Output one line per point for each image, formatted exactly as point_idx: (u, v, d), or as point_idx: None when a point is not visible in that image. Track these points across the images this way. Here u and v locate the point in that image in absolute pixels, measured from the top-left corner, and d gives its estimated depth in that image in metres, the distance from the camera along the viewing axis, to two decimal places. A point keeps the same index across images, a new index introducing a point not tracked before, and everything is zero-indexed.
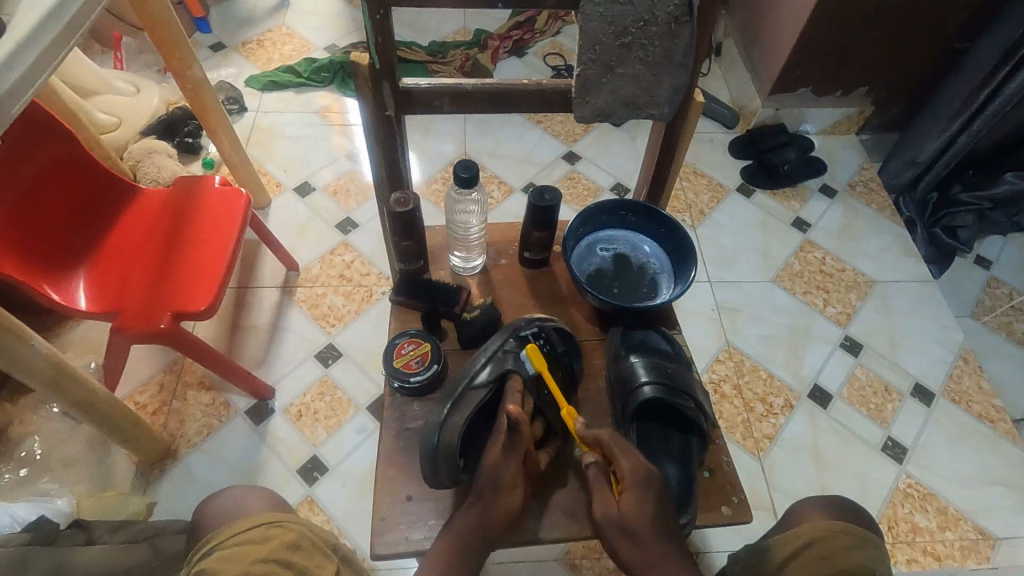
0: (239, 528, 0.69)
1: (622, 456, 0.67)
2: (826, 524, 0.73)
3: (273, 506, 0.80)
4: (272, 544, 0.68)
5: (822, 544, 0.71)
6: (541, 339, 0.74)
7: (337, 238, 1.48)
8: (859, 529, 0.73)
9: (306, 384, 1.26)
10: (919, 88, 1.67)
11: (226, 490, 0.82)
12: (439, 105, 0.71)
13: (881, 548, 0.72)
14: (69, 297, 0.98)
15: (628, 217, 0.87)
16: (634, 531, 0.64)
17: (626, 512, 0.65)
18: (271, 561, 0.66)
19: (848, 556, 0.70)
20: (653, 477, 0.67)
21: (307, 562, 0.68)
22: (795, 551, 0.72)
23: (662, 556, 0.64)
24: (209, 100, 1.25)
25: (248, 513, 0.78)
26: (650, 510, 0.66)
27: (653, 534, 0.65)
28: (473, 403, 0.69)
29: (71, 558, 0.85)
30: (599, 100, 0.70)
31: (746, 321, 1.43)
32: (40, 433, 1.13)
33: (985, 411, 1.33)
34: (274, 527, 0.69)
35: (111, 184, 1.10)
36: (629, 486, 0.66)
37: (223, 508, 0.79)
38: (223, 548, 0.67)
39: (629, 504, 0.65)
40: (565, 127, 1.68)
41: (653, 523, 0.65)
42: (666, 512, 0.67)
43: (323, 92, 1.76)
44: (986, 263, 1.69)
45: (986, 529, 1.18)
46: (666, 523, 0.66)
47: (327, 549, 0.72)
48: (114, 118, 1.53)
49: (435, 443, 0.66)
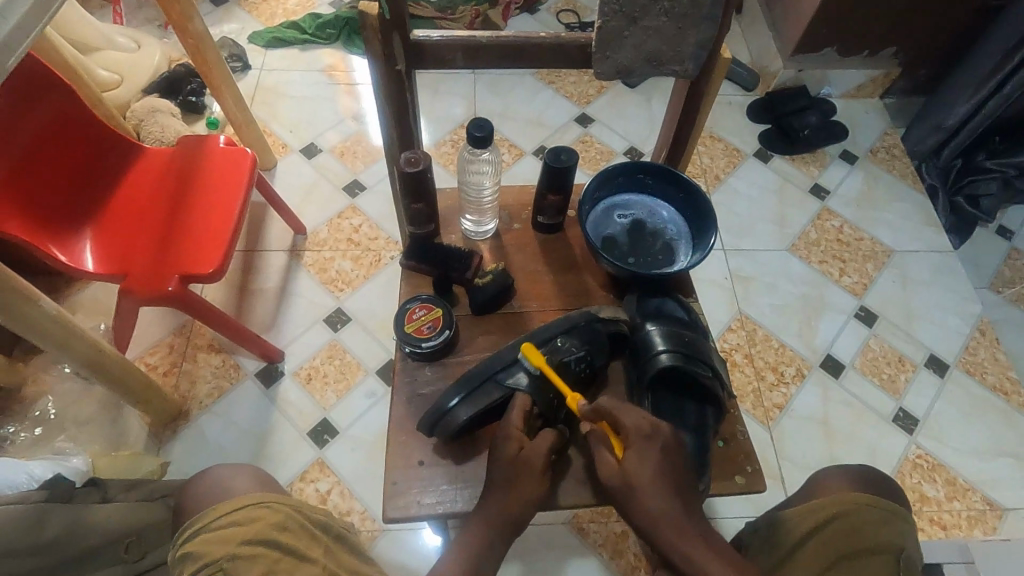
0: (223, 511, 0.69)
1: (622, 416, 0.66)
2: (851, 498, 0.72)
3: (262, 484, 0.78)
4: (260, 525, 0.68)
5: (847, 518, 0.71)
6: (582, 365, 0.70)
7: (344, 202, 1.45)
8: (883, 500, 0.73)
9: (315, 348, 1.26)
10: (951, 49, 1.59)
11: (212, 470, 0.79)
12: (451, 59, 0.68)
13: (908, 520, 0.72)
14: (76, 257, 0.97)
15: (646, 181, 0.84)
16: (637, 488, 0.64)
17: (629, 468, 0.64)
18: (260, 542, 0.67)
19: (874, 530, 0.70)
20: (659, 430, 0.66)
21: (296, 540, 0.69)
22: (819, 523, 0.72)
23: (676, 508, 0.63)
24: (212, 56, 1.21)
25: (234, 493, 0.75)
26: (654, 464, 0.64)
27: (663, 487, 0.64)
28: (489, 399, 0.67)
29: (86, 516, 0.85)
30: (620, 55, 0.66)
31: (760, 290, 1.40)
32: (54, 393, 1.14)
33: (1000, 382, 1.31)
34: (260, 508, 0.70)
35: (115, 144, 1.07)
36: (631, 443, 0.65)
37: (210, 486, 0.77)
38: (209, 531, 0.68)
39: (632, 463, 0.65)
40: (577, 89, 1.63)
41: (658, 477, 0.64)
42: (673, 464, 0.65)
43: (328, 50, 1.71)
44: (1008, 233, 1.64)
45: (994, 499, 1.18)
46: (673, 474, 0.65)
47: (317, 525, 0.73)
48: (115, 75, 1.49)
49: (443, 411, 0.68)
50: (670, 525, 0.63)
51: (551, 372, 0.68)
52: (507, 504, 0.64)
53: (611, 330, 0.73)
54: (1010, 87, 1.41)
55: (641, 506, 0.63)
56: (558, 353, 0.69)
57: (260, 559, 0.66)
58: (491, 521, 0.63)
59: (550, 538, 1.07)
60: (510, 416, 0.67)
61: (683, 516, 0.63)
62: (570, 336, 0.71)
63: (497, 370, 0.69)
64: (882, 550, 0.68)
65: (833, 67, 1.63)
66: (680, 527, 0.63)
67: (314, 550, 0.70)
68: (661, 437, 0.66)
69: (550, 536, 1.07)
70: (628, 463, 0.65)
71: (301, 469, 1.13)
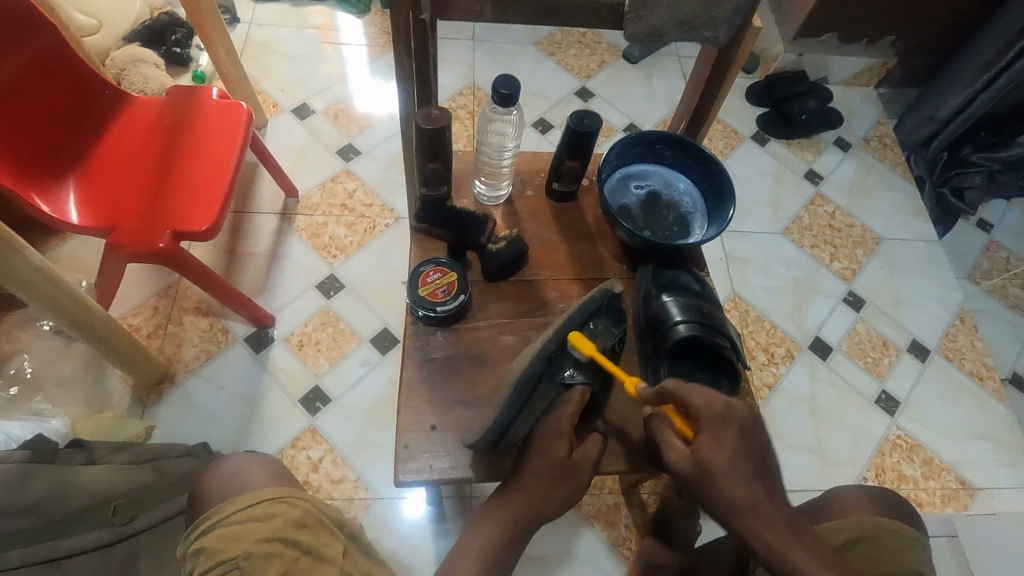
0: (241, 506, 0.68)
1: (692, 398, 0.63)
2: (874, 521, 0.73)
3: (276, 477, 0.79)
4: (277, 523, 0.67)
5: (871, 540, 0.71)
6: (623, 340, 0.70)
7: (338, 165, 1.41)
8: (907, 528, 0.73)
9: (308, 314, 1.23)
10: (949, 42, 1.61)
11: (227, 459, 0.81)
12: (478, 11, 0.65)
13: (931, 550, 0.72)
14: (60, 210, 0.92)
15: (663, 151, 0.83)
16: (714, 477, 0.61)
17: (703, 456, 0.61)
18: (277, 540, 0.65)
19: (900, 557, 0.69)
20: (733, 409, 0.63)
21: (314, 539, 0.67)
22: (842, 543, 0.72)
23: (759, 496, 0.61)
24: (204, 3, 1.14)
25: (250, 484, 0.76)
26: (731, 448, 0.61)
27: (744, 472, 0.61)
28: (540, 407, 0.65)
29: (72, 478, 0.83)
30: (653, 16, 0.64)
31: (753, 272, 1.42)
32: (30, 352, 1.09)
33: (976, 368, 1.36)
34: (279, 504, 0.69)
35: (99, 91, 1.01)
36: (704, 427, 0.62)
37: (226, 476, 0.77)
38: (225, 527, 0.67)
39: (707, 448, 0.61)
40: (579, 62, 1.60)
41: (737, 461, 0.61)
42: (750, 445, 0.62)
43: (321, 7, 1.64)
44: (988, 227, 1.69)
45: (967, 479, 1.23)
46: (751, 457, 0.62)
47: (334, 528, 0.71)
48: (94, 20, 1.40)
49: (499, 432, 0.64)
50: (753, 513, 0.61)
51: (603, 358, 0.65)
52: (538, 476, 0.65)
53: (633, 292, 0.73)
54: (1000, 82, 1.43)
55: (724, 495, 0.61)
56: (600, 338, 0.66)
57: (276, 558, 0.63)
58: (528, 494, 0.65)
59: None
60: (558, 415, 0.65)
61: (765, 503, 0.61)
62: (604, 317, 0.67)
63: (546, 373, 0.64)
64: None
65: (833, 53, 1.64)
66: (763, 516, 0.61)
67: (332, 549, 0.68)
68: (735, 418, 0.62)
69: None
70: (702, 450, 0.62)
71: (292, 436, 1.11)
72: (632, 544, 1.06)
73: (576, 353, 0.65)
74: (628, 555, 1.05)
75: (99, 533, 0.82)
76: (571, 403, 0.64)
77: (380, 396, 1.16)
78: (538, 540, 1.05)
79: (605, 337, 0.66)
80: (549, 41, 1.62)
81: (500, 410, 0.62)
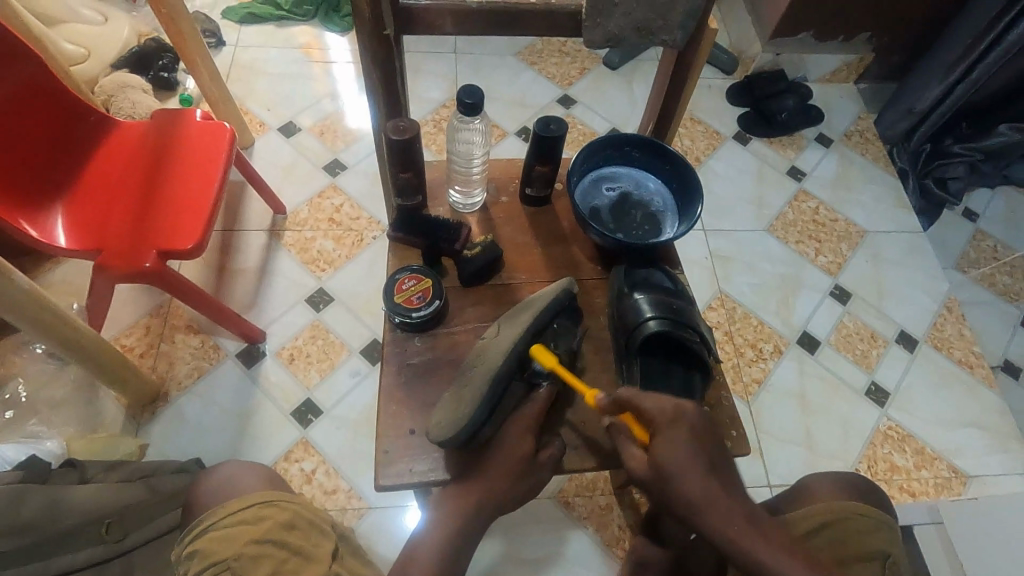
0: (231, 510, 0.69)
1: (641, 404, 0.66)
2: (841, 506, 0.75)
3: (268, 483, 0.80)
4: (267, 524, 0.68)
5: (838, 525, 0.74)
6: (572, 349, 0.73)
7: (325, 181, 1.43)
8: (873, 509, 0.76)
9: (297, 328, 1.24)
10: (923, 36, 1.63)
11: (223, 465, 0.82)
12: (442, 25, 0.69)
13: (894, 530, 0.76)
14: (48, 233, 0.94)
15: (633, 153, 0.87)
16: (670, 479, 0.62)
17: (659, 460, 0.63)
18: (266, 542, 0.67)
19: (864, 540, 0.73)
20: (683, 410, 0.65)
21: (303, 540, 0.69)
22: (812, 529, 0.75)
23: (716, 493, 0.62)
24: (187, 27, 1.17)
25: (242, 490, 0.78)
26: (684, 448, 0.63)
27: (700, 471, 0.63)
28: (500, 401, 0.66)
29: (65, 496, 0.84)
30: (610, 23, 0.68)
31: (739, 269, 1.43)
32: (25, 375, 1.10)
33: (965, 356, 1.37)
34: (268, 507, 0.70)
35: (84, 115, 1.04)
36: (659, 429, 0.64)
37: (220, 483, 0.79)
38: (216, 529, 0.68)
39: (661, 451, 0.63)
40: (560, 70, 1.62)
41: (693, 459, 0.63)
42: (704, 442, 0.64)
43: (305, 27, 1.67)
44: (974, 216, 1.70)
45: (960, 467, 1.24)
46: (705, 454, 0.64)
47: (325, 527, 0.73)
48: (82, 49, 1.43)
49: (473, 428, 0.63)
50: (712, 509, 0.62)
51: (563, 369, 0.70)
52: (501, 468, 0.66)
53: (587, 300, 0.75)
54: (977, 73, 1.45)
55: (682, 491, 0.62)
56: (563, 339, 0.72)
57: (265, 559, 0.65)
58: (488, 486, 0.66)
59: (536, 513, 1.08)
60: (523, 414, 0.69)
61: (722, 498, 0.62)
62: (563, 319, 0.73)
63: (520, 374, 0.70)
64: (870, 556, 0.72)
65: (809, 52, 1.66)
66: (721, 511, 0.62)
67: (321, 549, 0.69)
68: (687, 418, 0.65)
69: (535, 511, 1.08)
70: (656, 452, 0.63)
71: (285, 449, 1.12)
72: (625, 544, 1.07)
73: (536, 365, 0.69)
74: (621, 554, 1.06)
75: (93, 549, 0.82)
76: (538, 401, 0.69)
77: (371, 406, 1.17)
78: (530, 543, 1.06)
79: (567, 338, 0.72)
80: (530, 50, 1.65)
81: (480, 404, 0.62)
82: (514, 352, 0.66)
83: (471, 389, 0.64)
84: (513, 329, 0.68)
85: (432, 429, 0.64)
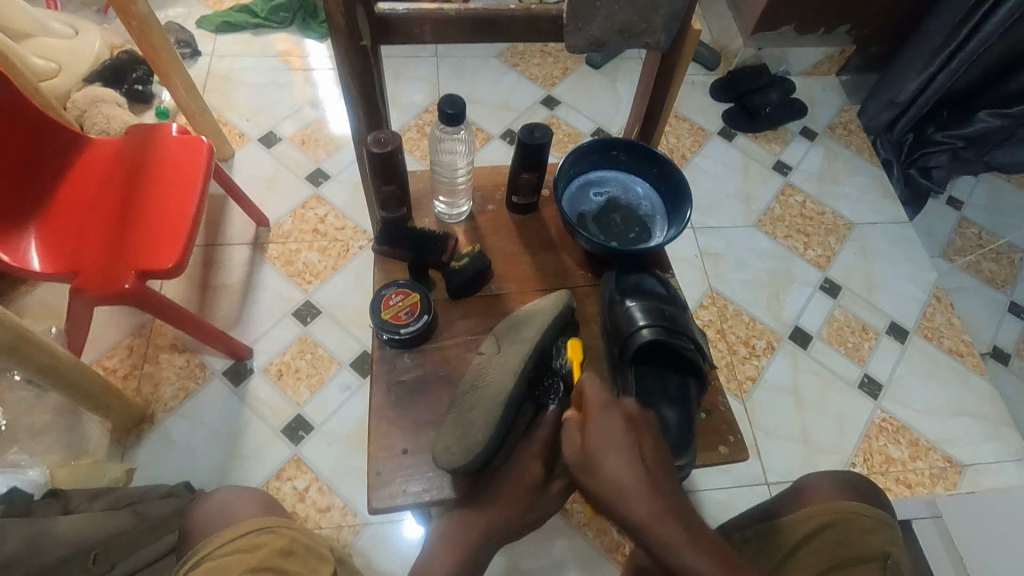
0: (225, 539, 0.67)
1: (588, 389, 0.65)
2: (840, 506, 0.75)
3: (261, 509, 0.78)
4: (262, 552, 0.66)
5: (836, 527, 0.74)
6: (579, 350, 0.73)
7: (307, 191, 1.40)
8: (870, 507, 0.75)
9: (285, 343, 1.22)
10: (901, 26, 1.63)
11: (215, 493, 0.80)
12: (419, 34, 0.67)
13: (894, 526, 0.76)
14: (21, 257, 0.91)
15: (620, 157, 0.86)
16: (601, 458, 0.62)
17: (592, 439, 0.62)
18: (261, 570, 0.65)
19: (865, 540, 0.73)
20: (621, 405, 0.65)
21: (300, 566, 0.67)
22: (810, 533, 0.75)
23: (651, 494, 0.61)
24: (159, 40, 1.14)
25: (234, 518, 0.76)
26: (620, 439, 0.62)
27: (629, 457, 0.62)
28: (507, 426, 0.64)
29: (50, 526, 0.81)
30: (592, 27, 0.67)
31: (729, 266, 1.43)
32: (4, 404, 1.07)
33: (956, 346, 1.37)
34: (264, 533, 0.68)
35: (56, 134, 1.01)
36: (595, 416, 0.63)
37: (215, 511, 0.77)
38: (212, 560, 0.66)
39: (594, 431, 0.63)
40: (543, 71, 1.61)
41: (619, 447, 0.62)
42: (639, 438, 0.64)
43: (283, 34, 1.64)
44: (958, 204, 1.71)
45: (955, 457, 1.24)
46: (641, 458, 0.63)
47: (322, 551, 0.71)
48: (52, 63, 1.40)
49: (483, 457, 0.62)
50: (633, 496, 0.60)
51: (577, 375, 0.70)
52: (509, 495, 0.66)
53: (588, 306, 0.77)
54: (957, 62, 1.45)
55: (613, 471, 0.61)
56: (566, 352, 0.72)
57: None
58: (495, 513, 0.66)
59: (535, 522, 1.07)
60: (535, 439, 0.68)
61: (645, 490, 0.61)
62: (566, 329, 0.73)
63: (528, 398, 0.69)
64: (871, 558, 0.72)
65: (791, 45, 1.66)
66: (646, 499, 0.60)
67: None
68: (622, 408, 0.65)
69: None
70: (591, 434, 0.63)
71: (276, 467, 1.10)
72: (625, 549, 1.06)
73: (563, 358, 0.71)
74: (622, 560, 1.05)
75: None
76: (547, 426, 0.68)
77: (362, 419, 1.15)
78: (529, 553, 1.04)
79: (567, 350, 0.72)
80: (512, 52, 1.63)
81: (490, 435, 0.61)
82: (522, 374, 0.63)
83: (480, 414, 0.62)
84: (518, 347, 0.65)
85: (439, 456, 0.63)
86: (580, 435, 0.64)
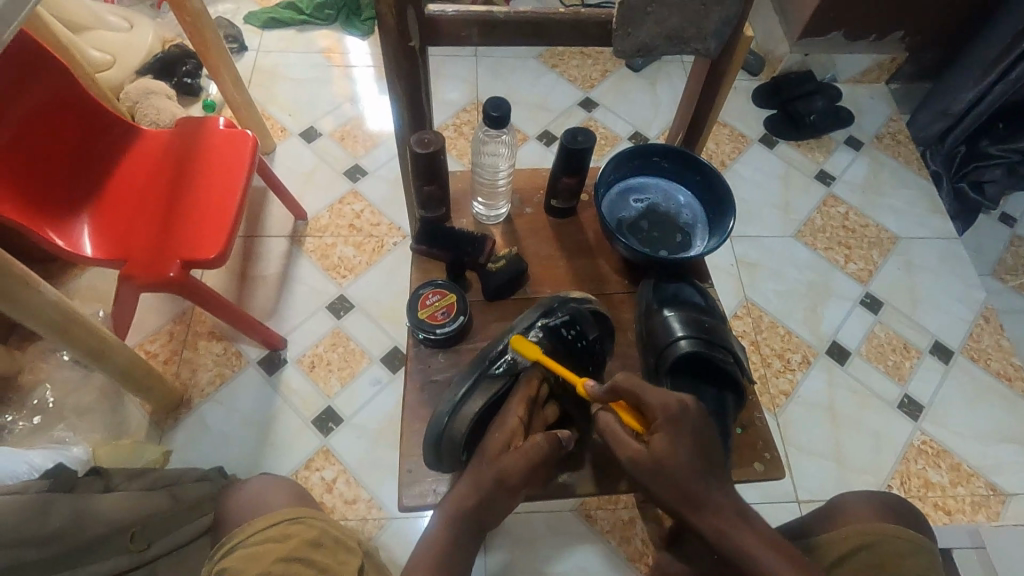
0: (259, 526, 0.69)
1: (646, 395, 0.65)
2: (876, 528, 0.73)
3: (294, 500, 0.80)
4: (294, 542, 0.68)
5: (872, 549, 0.72)
6: (572, 331, 0.72)
7: (345, 186, 1.42)
8: (908, 531, 0.73)
9: (318, 336, 1.24)
10: (958, 33, 1.57)
11: (250, 481, 0.82)
12: (467, 36, 0.68)
13: (934, 554, 0.73)
14: (74, 242, 0.95)
15: (661, 164, 0.85)
16: (667, 466, 0.62)
17: (657, 447, 0.63)
18: (293, 559, 0.66)
19: (903, 565, 0.70)
20: (684, 411, 0.64)
21: (330, 557, 0.68)
22: (845, 553, 0.73)
23: (718, 495, 0.63)
24: (209, 35, 1.17)
25: (268, 507, 0.78)
26: (685, 444, 0.63)
27: (696, 466, 0.63)
28: (487, 400, 0.68)
29: (92, 505, 0.84)
30: (641, 32, 0.66)
31: (765, 276, 1.40)
32: (52, 381, 1.11)
33: (1003, 369, 1.32)
34: (296, 523, 0.70)
35: (111, 124, 1.05)
36: (660, 427, 0.63)
37: (251, 498, 0.79)
38: (246, 546, 0.68)
39: (661, 442, 0.63)
40: (581, 73, 1.60)
41: (691, 454, 0.63)
42: (703, 440, 0.64)
43: (326, 31, 1.67)
44: (1011, 221, 1.64)
45: (997, 485, 1.19)
46: (706, 455, 0.64)
47: (351, 544, 0.72)
48: (108, 56, 1.44)
49: (441, 428, 0.67)
50: (708, 505, 0.63)
51: (560, 365, 0.70)
52: (477, 469, 0.66)
53: (588, 307, 0.74)
54: (1016, 74, 1.39)
55: (672, 487, 0.63)
56: (545, 332, 0.72)
57: None
58: (483, 491, 0.65)
59: (557, 526, 1.07)
60: (508, 411, 0.68)
61: (716, 495, 0.63)
62: (578, 306, 0.74)
63: (498, 370, 0.69)
64: None
65: (839, 52, 1.61)
66: (720, 508, 0.63)
67: (348, 567, 0.68)
68: (688, 417, 0.64)
69: (556, 524, 1.06)
70: (655, 444, 0.63)
71: (306, 457, 1.12)
72: (648, 559, 1.04)
73: (536, 336, 0.71)
74: (644, 570, 1.03)
75: (116, 559, 0.82)
76: (518, 399, 0.68)
77: (392, 414, 1.16)
78: (552, 557, 1.04)
79: (551, 330, 0.72)
80: (551, 52, 1.63)
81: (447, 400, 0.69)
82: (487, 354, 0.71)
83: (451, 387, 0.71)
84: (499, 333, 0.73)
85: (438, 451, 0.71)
86: (641, 446, 0.65)
